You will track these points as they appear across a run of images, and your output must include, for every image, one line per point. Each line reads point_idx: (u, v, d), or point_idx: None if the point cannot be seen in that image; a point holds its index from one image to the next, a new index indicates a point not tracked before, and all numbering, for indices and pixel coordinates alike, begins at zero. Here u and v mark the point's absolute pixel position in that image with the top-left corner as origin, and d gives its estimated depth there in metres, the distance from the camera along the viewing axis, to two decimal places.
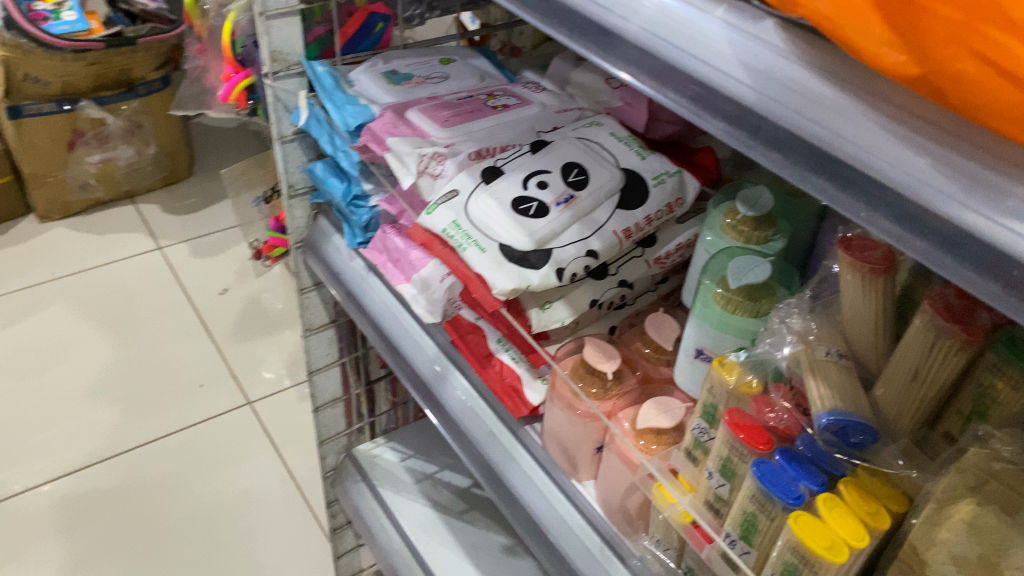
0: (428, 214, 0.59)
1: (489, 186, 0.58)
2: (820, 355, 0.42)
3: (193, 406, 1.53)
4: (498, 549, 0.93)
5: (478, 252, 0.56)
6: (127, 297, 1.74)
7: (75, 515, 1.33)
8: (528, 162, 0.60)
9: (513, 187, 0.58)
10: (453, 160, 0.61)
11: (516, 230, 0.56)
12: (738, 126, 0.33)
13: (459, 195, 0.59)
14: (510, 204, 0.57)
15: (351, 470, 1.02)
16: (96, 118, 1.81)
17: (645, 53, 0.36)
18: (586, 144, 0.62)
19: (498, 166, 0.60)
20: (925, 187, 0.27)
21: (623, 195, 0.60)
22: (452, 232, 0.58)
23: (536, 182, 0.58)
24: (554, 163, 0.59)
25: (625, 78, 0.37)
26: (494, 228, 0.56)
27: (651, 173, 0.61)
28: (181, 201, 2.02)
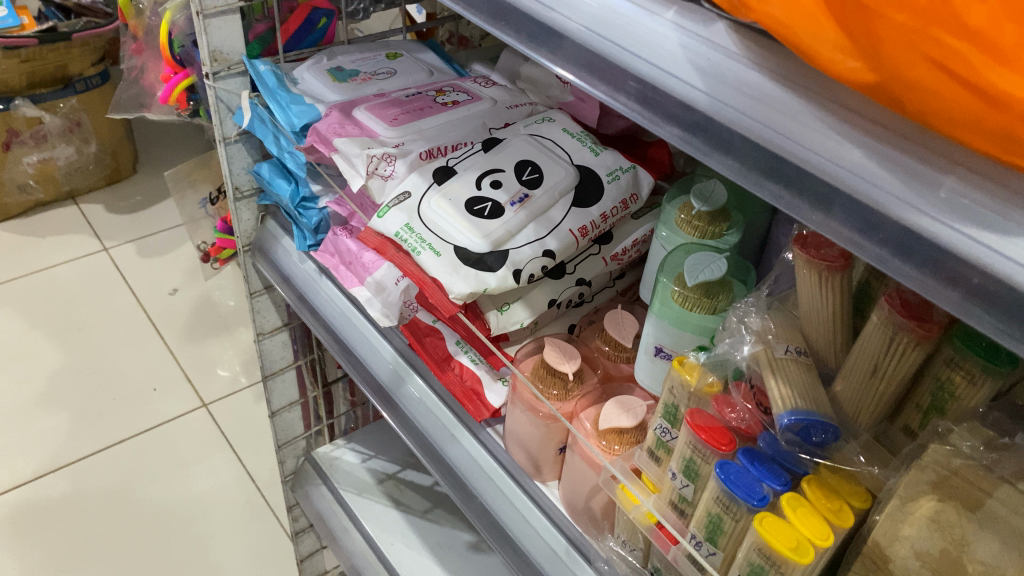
0: (380, 217, 0.58)
1: (442, 188, 0.58)
2: (780, 353, 0.41)
3: (146, 410, 1.50)
4: (463, 547, 0.92)
5: (432, 255, 0.55)
6: (72, 301, 1.68)
7: (26, 528, 1.29)
8: (481, 162, 0.59)
9: (466, 189, 0.57)
10: (404, 161, 0.60)
11: (471, 232, 0.55)
12: (692, 132, 0.32)
13: (411, 197, 0.58)
14: (464, 206, 0.56)
15: (312, 474, 1.01)
16: (32, 116, 1.75)
17: (595, 57, 0.35)
18: (539, 142, 0.62)
19: (450, 166, 0.59)
20: (879, 193, 0.27)
21: (578, 192, 0.59)
22: (405, 236, 0.56)
23: (489, 182, 0.58)
24: (508, 162, 0.59)
25: (574, 81, 0.36)
26: (449, 230, 0.56)
27: (604, 169, 0.61)
28: (125, 200, 1.97)
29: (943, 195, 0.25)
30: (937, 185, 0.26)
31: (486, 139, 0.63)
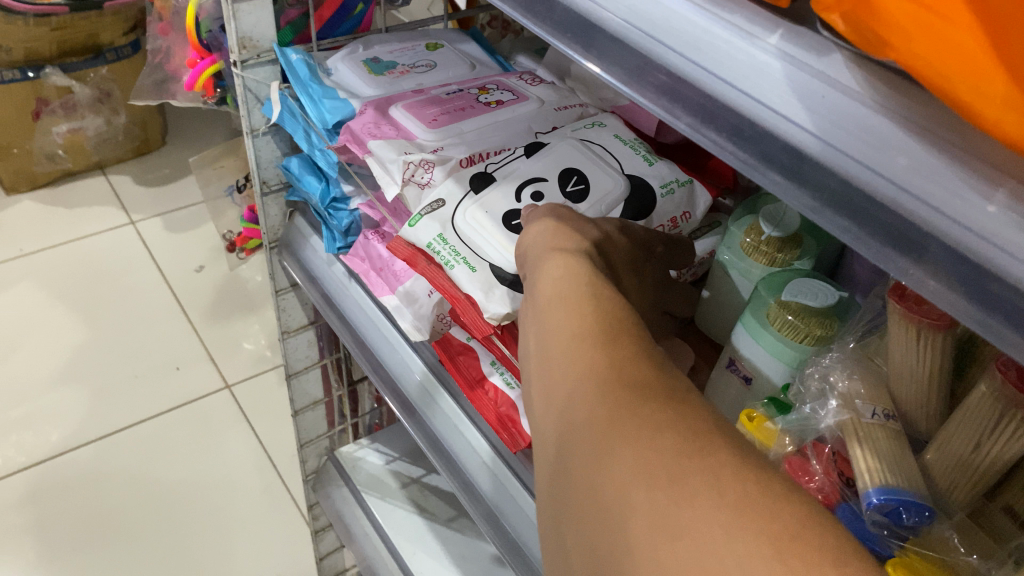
0: (411, 226, 0.53)
1: (479, 197, 0.53)
2: (867, 419, 0.37)
3: (168, 390, 1.47)
4: (487, 560, 0.88)
5: (467, 271, 0.51)
6: (95, 275, 1.66)
7: (46, 505, 1.28)
8: (523, 170, 0.54)
9: (505, 200, 0.52)
10: (440, 169, 0.55)
11: (509, 249, 0.50)
12: (796, 182, 0.27)
13: (445, 205, 0.53)
14: (501, 219, 0.52)
15: (334, 475, 0.97)
16: (62, 86, 1.72)
17: (682, 83, 0.29)
18: (589, 148, 0.56)
19: (489, 173, 0.54)
20: (968, 234, 0.23)
21: (630, 205, 0.53)
22: (437, 247, 0.52)
23: (531, 193, 0.53)
24: (553, 171, 0.54)
25: (653, 110, 0.31)
26: (484, 247, 0.51)
27: (658, 180, 0.55)
28: (153, 172, 1.94)
29: (993, 210, 0.23)
30: (986, 199, 0.23)
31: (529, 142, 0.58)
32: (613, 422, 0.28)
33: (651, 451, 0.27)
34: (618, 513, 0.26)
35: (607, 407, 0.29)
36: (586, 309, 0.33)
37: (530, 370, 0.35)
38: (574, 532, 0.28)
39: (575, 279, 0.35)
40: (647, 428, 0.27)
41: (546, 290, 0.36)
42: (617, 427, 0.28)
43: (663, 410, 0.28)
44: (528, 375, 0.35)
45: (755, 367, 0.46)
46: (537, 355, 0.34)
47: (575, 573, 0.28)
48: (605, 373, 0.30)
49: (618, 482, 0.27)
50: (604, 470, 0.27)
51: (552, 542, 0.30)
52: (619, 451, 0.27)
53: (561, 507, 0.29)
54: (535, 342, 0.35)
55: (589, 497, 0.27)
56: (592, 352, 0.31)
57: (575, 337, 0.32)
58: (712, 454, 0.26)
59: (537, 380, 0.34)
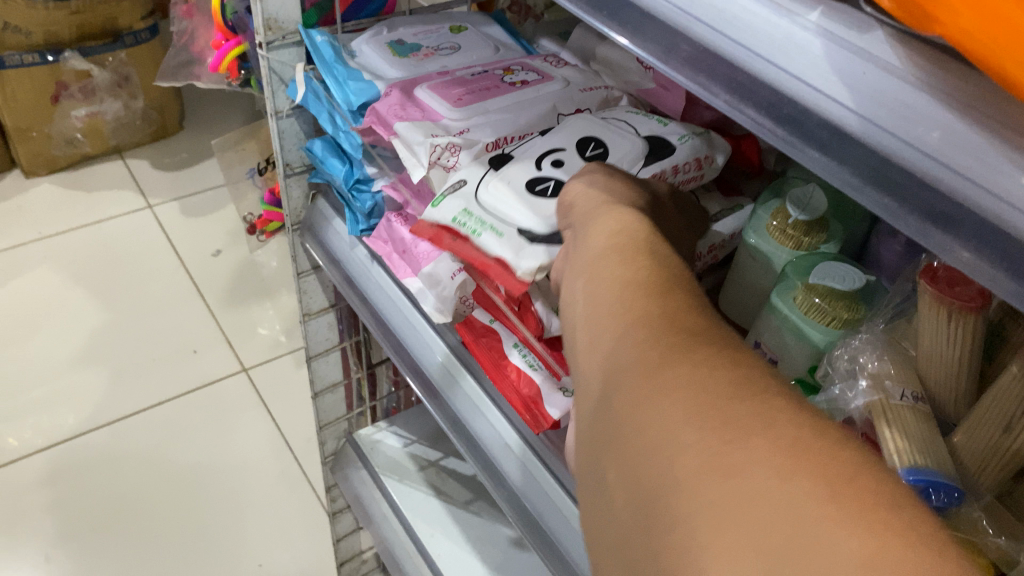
0: (434, 206, 0.54)
1: (499, 172, 0.53)
2: (896, 400, 0.37)
3: (186, 372, 1.48)
4: (504, 542, 0.88)
5: (495, 237, 0.50)
6: (114, 258, 1.67)
7: (66, 486, 1.29)
8: (540, 145, 0.54)
9: (526, 171, 0.53)
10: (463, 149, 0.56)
11: (535, 209, 0.50)
12: (835, 158, 0.27)
13: (467, 184, 0.53)
14: (524, 187, 0.52)
15: (352, 456, 0.98)
16: (81, 69, 1.73)
17: (718, 60, 0.30)
18: (605, 121, 0.56)
19: (506, 153, 0.55)
20: (1010, 210, 0.23)
21: (652, 159, 0.53)
22: (463, 220, 0.52)
23: (551, 161, 0.53)
24: (571, 141, 0.54)
25: (686, 86, 0.31)
26: (509, 213, 0.51)
27: (674, 134, 0.55)
28: (171, 156, 1.95)
29: None
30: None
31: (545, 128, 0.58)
32: (667, 363, 0.29)
33: (703, 392, 0.27)
34: (669, 447, 0.26)
35: (659, 350, 0.29)
36: (640, 263, 0.34)
37: (574, 318, 0.35)
38: (616, 465, 0.28)
39: (628, 237, 0.36)
40: (699, 371, 0.28)
41: (599, 245, 0.36)
42: (669, 368, 0.28)
43: (718, 359, 0.28)
44: (573, 325, 0.35)
45: (782, 350, 0.46)
46: (584, 302, 0.35)
47: (616, 513, 0.28)
48: (658, 320, 0.31)
49: (668, 418, 0.27)
50: (654, 405, 0.28)
51: (591, 480, 0.30)
52: (674, 389, 0.27)
53: (604, 442, 0.29)
54: (583, 290, 0.35)
55: (634, 431, 0.28)
56: (645, 302, 0.32)
57: (628, 286, 0.33)
58: (763, 399, 0.27)
59: (582, 326, 0.34)
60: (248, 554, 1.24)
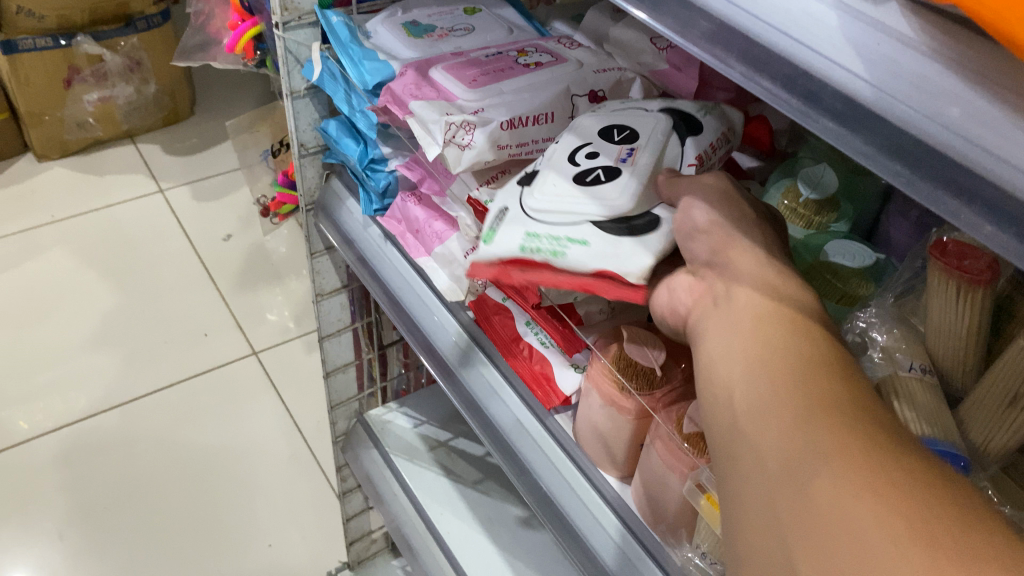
0: (489, 243, 0.46)
1: (536, 185, 0.48)
2: (905, 371, 0.38)
3: (197, 355, 1.49)
4: (513, 522, 0.90)
5: (581, 247, 0.43)
6: (126, 241, 1.68)
7: (79, 465, 1.31)
8: (564, 146, 0.50)
9: (564, 171, 0.48)
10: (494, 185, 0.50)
11: (598, 201, 0.45)
12: (849, 127, 0.28)
13: (510, 209, 0.47)
14: (574, 184, 0.47)
15: (362, 436, 0.99)
16: (93, 54, 1.74)
17: (733, 32, 0.30)
18: (613, 109, 0.52)
19: (532, 170, 0.50)
20: (1015, 173, 0.24)
21: (683, 129, 0.50)
22: (534, 245, 0.44)
23: (584, 154, 0.48)
24: (592, 132, 0.50)
25: (704, 59, 0.32)
26: (577, 216, 0.45)
27: (694, 105, 0.52)
28: (182, 141, 1.96)
29: None
30: None
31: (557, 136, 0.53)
32: (872, 446, 0.26)
33: (918, 496, 0.24)
34: (881, 545, 0.23)
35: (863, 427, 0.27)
36: (808, 330, 0.31)
37: (725, 365, 0.32)
38: (803, 542, 0.25)
39: (784, 299, 0.33)
40: (910, 467, 0.25)
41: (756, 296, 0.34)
42: (876, 459, 0.26)
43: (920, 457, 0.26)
44: (727, 363, 0.32)
45: None
46: (742, 352, 0.32)
47: None
48: (848, 395, 0.28)
49: (877, 510, 0.24)
50: (856, 493, 0.25)
51: (761, 556, 0.27)
52: (884, 480, 0.25)
53: (786, 510, 0.26)
54: (738, 340, 0.32)
55: (835, 517, 0.25)
56: (829, 372, 0.29)
57: (807, 355, 0.30)
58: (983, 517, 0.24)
59: (739, 379, 0.31)
60: (259, 534, 1.26)
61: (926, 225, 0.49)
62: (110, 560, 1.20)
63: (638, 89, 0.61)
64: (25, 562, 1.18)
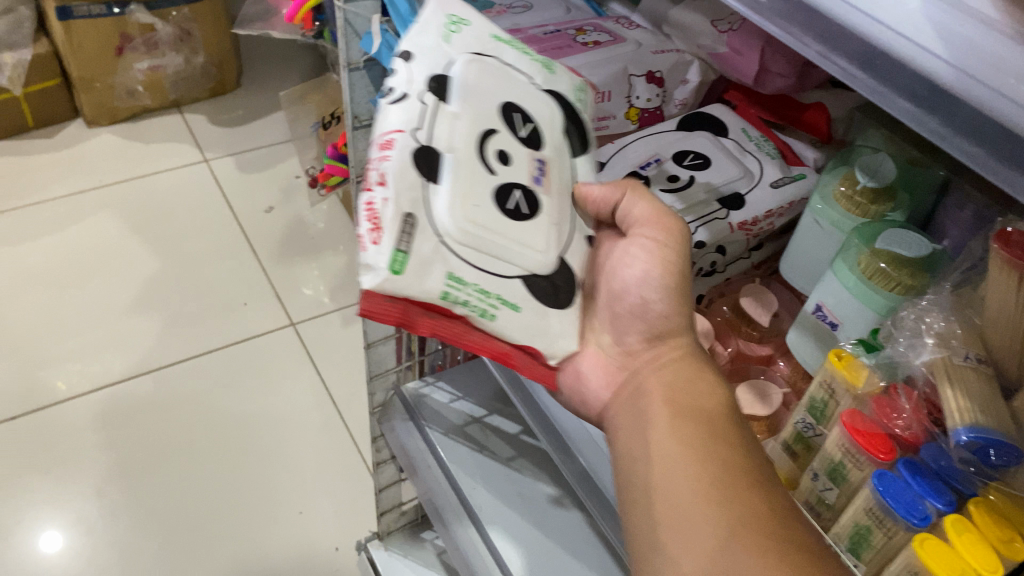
0: (400, 273, 0.47)
1: (461, 191, 0.50)
2: (959, 361, 0.40)
3: (236, 323, 1.52)
4: (544, 500, 0.91)
5: (512, 311, 0.52)
6: (171, 208, 1.71)
7: (118, 424, 1.34)
8: (470, 127, 0.52)
9: (485, 180, 0.51)
10: (392, 160, 0.47)
11: (532, 247, 0.53)
12: (923, 106, 0.31)
13: (417, 217, 0.48)
14: (499, 202, 0.52)
15: (399, 408, 0.98)
16: (145, 23, 1.75)
17: (822, 18, 0.33)
18: (491, 71, 0.55)
19: (433, 150, 0.49)
20: None
21: (571, 133, 0.59)
22: (457, 295, 0.49)
23: (495, 159, 0.52)
24: (496, 118, 0.53)
25: (795, 44, 0.35)
26: (503, 260, 0.51)
27: (568, 92, 0.60)
28: (228, 113, 1.98)
29: None
30: None
31: (433, 71, 0.52)
32: (749, 517, 0.44)
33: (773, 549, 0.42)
34: None
35: (742, 502, 0.45)
36: (706, 423, 0.51)
37: (649, 481, 0.50)
38: None
39: (696, 400, 0.53)
40: (769, 527, 0.43)
41: (663, 408, 0.53)
42: (749, 527, 0.44)
43: (779, 521, 0.44)
44: (651, 457, 0.51)
45: (845, 315, 0.48)
46: (660, 469, 0.49)
47: None
48: (739, 501, 0.45)
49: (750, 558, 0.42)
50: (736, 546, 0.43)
51: None
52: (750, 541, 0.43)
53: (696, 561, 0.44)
54: (658, 460, 0.50)
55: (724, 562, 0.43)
56: (723, 478, 0.47)
57: (708, 447, 0.49)
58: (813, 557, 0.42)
59: (653, 477, 0.50)
60: (290, 502, 1.28)
61: (985, 219, 0.49)
62: (145, 521, 1.22)
63: (696, 72, 0.71)
64: (62, 518, 1.21)
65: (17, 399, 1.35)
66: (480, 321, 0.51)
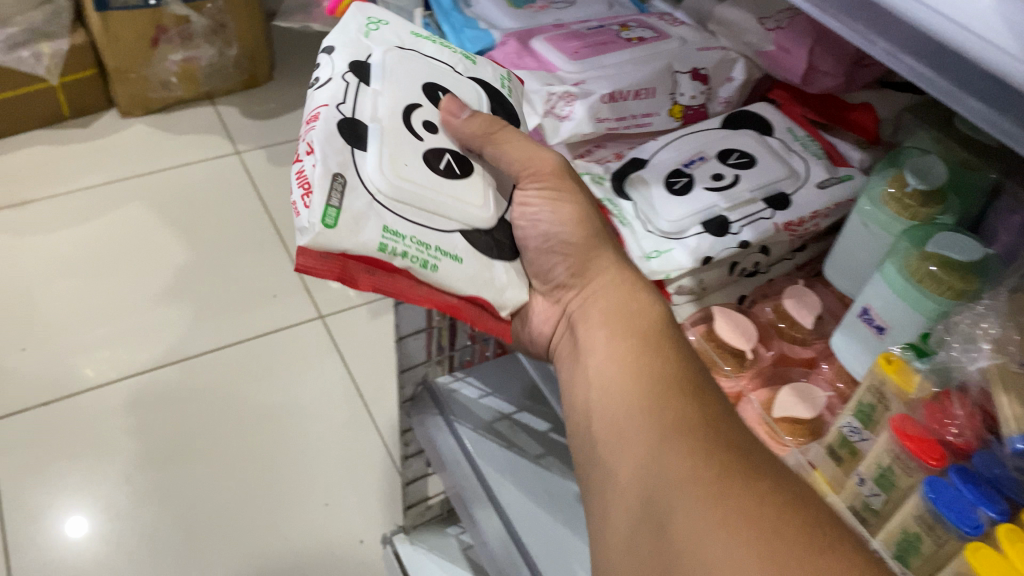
0: (332, 228, 0.52)
1: (387, 154, 0.56)
2: (1015, 368, 0.41)
3: (264, 314, 1.53)
4: (572, 499, 0.91)
5: (454, 262, 0.56)
6: (202, 199, 1.73)
7: (147, 411, 1.35)
8: (393, 102, 0.58)
9: (412, 146, 0.57)
10: (318, 131, 0.54)
11: (466, 204, 0.57)
12: (995, 106, 0.34)
13: (348, 177, 0.53)
14: (428, 165, 0.57)
15: (428, 403, 0.98)
16: (180, 15, 1.76)
17: (903, 26, 0.36)
18: (414, 55, 0.62)
19: (356, 122, 0.56)
20: None
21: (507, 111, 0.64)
22: (395, 244, 0.54)
23: (420, 128, 0.58)
24: (420, 93, 0.60)
25: (880, 51, 0.39)
26: (438, 217, 0.56)
27: (502, 71, 0.66)
28: (260, 105, 1.99)
29: None
30: None
31: (353, 60, 0.59)
32: (675, 426, 0.46)
33: (699, 449, 0.44)
34: (679, 481, 0.43)
35: (669, 414, 0.47)
36: (635, 344, 0.53)
37: (592, 407, 0.52)
38: (641, 494, 0.45)
39: (632, 321, 0.55)
40: (693, 432, 0.46)
41: (603, 333, 0.56)
42: (677, 435, 0.46)
43: (704, 426, 0.46)
44: (594, 384, 0.53)
45: (894, 318, 0.50)
46: (600, 394, 0.52)
47: (639, 522, 0.45)
48: (664, 413, 0.47)
49: (678, 461, 0.44)
50: (666, 453, 0.45)
51: (618, 498, 0.47)
52: (677, 446, 0.45)
53: (633, 476, 0.46)
54: (598, 384, 0.53)
55: (655, 470, 0.45)
56: (650, 395, 0.49)
57: (637, 368, 0.51)
58: (738, 454, 0.44)
59: (596, 401, 0.52)
60: (315, 494, 1.28)
61: None
62: (172, 508, 1.24)
63: (741, 69, 0.71)
64: (90, 503, 1.23)
65: (47, 385, 1.37)
66: (423, 273, 0.55)
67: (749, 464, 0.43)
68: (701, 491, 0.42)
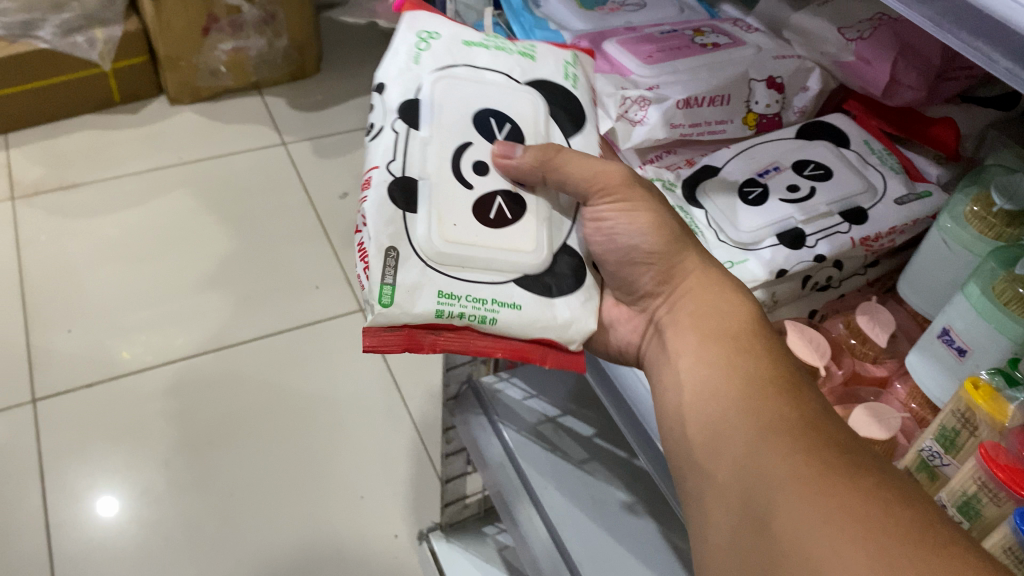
0: (386, 304, 0.54)
1: (437, 211, 0.57)
2: None
3: (305, 305, 1.54)
4: (617, 506, 0.90)
5: (513, 311, 0.56)
6: (246, 188, 1.74)
7: (188, 398, 1.36)
8: (441, 149, 0.59)
9: (463, 194, 0.58)
10: (370, 199, 0.56)
11: (521, 250, 0.57)
12: None
13: (400, 250, 0.55)
14: (481, 215, 0.58)
15: (472, 402, 0.96)
16: (232, 5, 1.77)
17: None
18: (465, 80, 0.62)
19: (406, 180, 0.57)
20: None
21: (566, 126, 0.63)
22: (451, 306, 0.55)
23: (472, 173, 0.59)
24: (470, 132, 0.60)
25: (1003, 68, 0.38)
26: (493, 270, 0.56)
27: (559, 76, 0.65)
28: (307, 97, 2.00)
29: None
30: None
31: (404, 100, 0.61)
32: (772, 422, 0.45)
33: (798, 444, 0.43)
34: (779, 476, 0.42)
35: (768, 411, 0.46)
36: (726, 346, 0.52)
37: (682, 406, 0.51)
38: (739, 491, 0.44)
39: (722, 320, 0.54)
40: (792, 428, 0.44)
41: (692, 335, 0.55)
42: (774, 431, 0.44)
43: (804, 422, 0.45)
44: (685, 385, 0.52)
45: (976, 342, 0.49)
46: (692, 394, 0.51)
47: (735, 519, 0.43)
48: (761, 409, 0.46)
49: (776, 455, 0.43)
50: (764, 448, 0.44)
51: (713, 494, 0.45)
52: (774, 442, 0.44)
53: (727, 473, 0.45)
54: (689, 386, 0.52)
55: (753, 465, 0.44)
56: (745, 392, 0.48)
57: (731, 367, 0.50)
58: (840, 449, 0.42)
59: (688, 401, 0.51)
60: (351, 487, 1.29)
61: None
62: (211, 495, 1.24)
63: (817, 79, 0.70)
64: (128, 487, 1.24)
65: (89, 367, 1.38)
66: (483, 326, 0.56)
67: (856, 461, 0.41)
68: (803, 487, 0.41)
